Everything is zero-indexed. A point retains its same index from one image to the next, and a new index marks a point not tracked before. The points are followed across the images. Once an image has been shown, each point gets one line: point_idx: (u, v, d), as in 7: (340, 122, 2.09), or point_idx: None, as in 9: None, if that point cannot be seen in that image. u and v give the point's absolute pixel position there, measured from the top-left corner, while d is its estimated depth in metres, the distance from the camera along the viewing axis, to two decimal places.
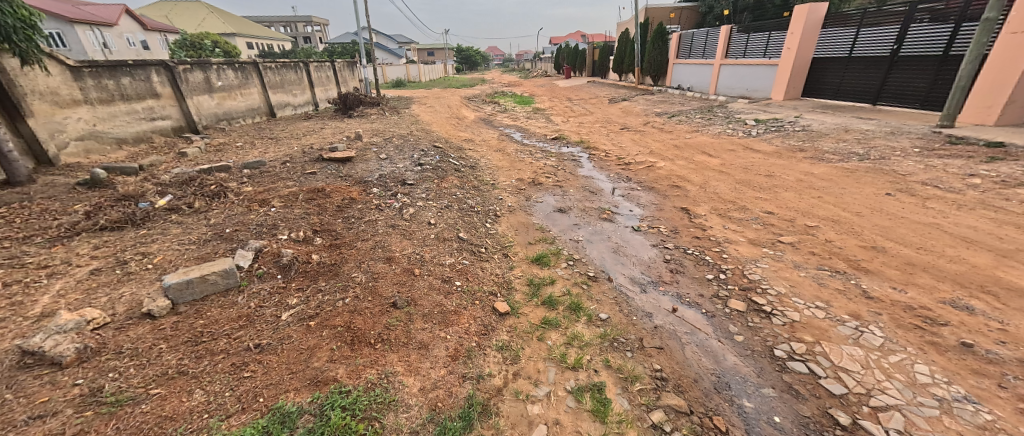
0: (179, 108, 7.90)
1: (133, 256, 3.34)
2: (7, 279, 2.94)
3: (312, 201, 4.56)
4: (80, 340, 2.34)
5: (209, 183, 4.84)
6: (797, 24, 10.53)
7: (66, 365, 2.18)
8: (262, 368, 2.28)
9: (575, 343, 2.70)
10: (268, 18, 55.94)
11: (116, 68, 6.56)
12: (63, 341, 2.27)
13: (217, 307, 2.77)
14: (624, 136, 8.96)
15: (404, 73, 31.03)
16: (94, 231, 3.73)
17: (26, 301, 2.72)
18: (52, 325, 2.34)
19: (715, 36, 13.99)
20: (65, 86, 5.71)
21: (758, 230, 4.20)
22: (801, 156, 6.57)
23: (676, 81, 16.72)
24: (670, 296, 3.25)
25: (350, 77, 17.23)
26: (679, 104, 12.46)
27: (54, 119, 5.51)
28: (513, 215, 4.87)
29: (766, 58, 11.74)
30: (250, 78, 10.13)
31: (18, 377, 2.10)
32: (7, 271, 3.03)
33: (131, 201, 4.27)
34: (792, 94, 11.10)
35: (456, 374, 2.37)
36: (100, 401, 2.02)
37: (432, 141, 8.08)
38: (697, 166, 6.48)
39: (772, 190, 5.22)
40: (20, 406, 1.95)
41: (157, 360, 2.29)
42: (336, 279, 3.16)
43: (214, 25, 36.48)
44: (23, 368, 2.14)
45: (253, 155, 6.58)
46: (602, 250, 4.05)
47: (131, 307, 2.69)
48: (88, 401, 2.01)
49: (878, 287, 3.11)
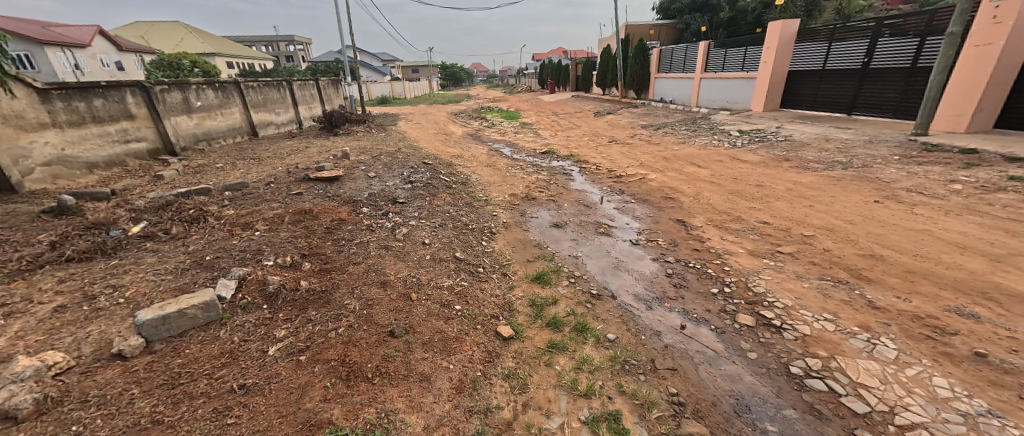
0: (155, 130, 7.61)
1: (103, 290, 3.10)
2: None
3: (300, 223, 4.37)
4: (39, 389, 2.12)
5: (187, 207, 4.60)
6: (771, 40, 10.88)
7: (22, 419, 1.97)
8: (248, 413, 2.09)
9: (585, 367, 2.58)
10: (249, 38, 55.62)
11: (87, 89, 6.31)
12: (20, 391, 2.05)
13: (197, 343, 2.57)
14: (613, 149, 8.99)
15: (389, 90, 30.86)
16: (60, 263, 3.48)
17: None
18: (6, 373, 2.10)
19: (694, 51, 14.40)
20: (32, 109, 5.45)
21: (756, 240, 4.17)
22: (787, 165, 6.67)
23: (659, 94, 17.04)
24: (676, 313, 3.16)
25: (335, 94, 17.08)
26: (662, 117, 12.71)
27: (18, 143, 5.22)
28: (508, 232, 4.76)
29: (743, 71, 12.06)
30: (231, 97, 9.88)
31: None
32: None
33: (101, 230, 4.02)
34: (771, 106, 11.36)
35: (462, 409, 2.22)
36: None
37: (422, 157, 7.96)
38: (688, 177, 6.50)
39: (764, 199, 5.25)
40: None
41: (127, 408, 2.08)
42: (328, 308, 2.98)
43: (192, 45, 35.94)
44: None
45: (235, 176, 6.35)
46: (602, 266, 3.96)
47: (100, 347, 2.47)
48: None
49: (882, 297, 3.08)
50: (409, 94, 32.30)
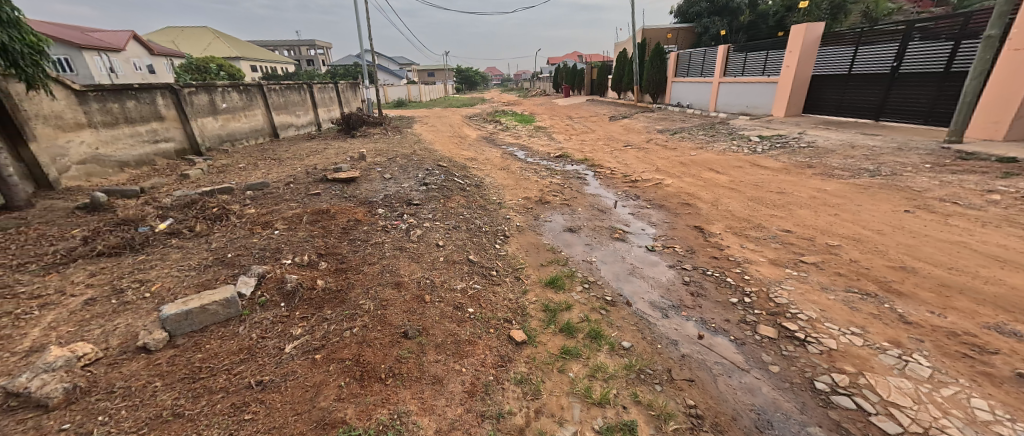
0: (183, 131, 7.87)
1: (131, 284, 3.21)
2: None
3: (317, 223, 4.44)
4: (69, 378, 2.20)
5: (211, 206, 4.74)
6: (794, 44, 10.59)
7: (53, 407, 2.06)
8: (264, 409, 2.12)
9: (599, 375, 2.54)
10: (273, 43, 57.27)
11: (121, 92, 6.58)
12: (51, 380, 2.13)
13: (217, 339, 2.62)
14: (628, 154, 8.88)
15: (404, 93, 31.21)
16: (91, 257, 3.63)
17: (15, 335, 2.61)
18: (39, 363, 2.18)
19: (713, 55, 14.15)
20: (70, 110, 5.72)
21: (778, 249, 4.05)
22: (810, 172, 6.47)
23: (676, 98, 16.81)
24: (694, 322, 3.08)
25: (353, 97, 17.41)
26: (679, 121, 12.52)
27: (56, 142, 5.49)
28: (521, 235, 4.73)
29: (765, 76, 11.77)
30: (255, 99, 10.17)
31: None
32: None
33: (131, 226, 4.17)
34: (793, 111, 11.04)
35: (474, 413, 2.21)
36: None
37: (436, 160, 8.02)
38: (705, 183, 6.38)
39: (786, 207, 5.11)
40: None
41: (151, 400, 2.14)
42: (343, 307, 3.01)
43: (219, 49, 37.22)
44: (6, 412, 2.01)
45: (256, 176, 6.51)
46: (616, 272, 3.89)
47: (126, 340, 2.56)
48: None
49: (914, 311, 2.94)
50: (424, 98, 32.68)
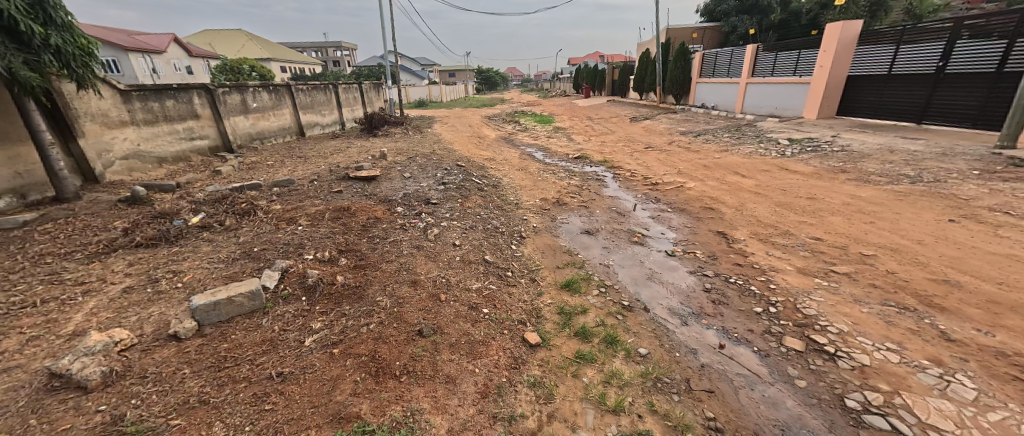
0: (216, 129, 8.20)
1: (165, 274, 3.36)
2: (45, 297, 3.04)
3: (338, 220, 4.53)
4: (106, 362, 2.33)
5: (240, 201, 4.91)
6: (830, 42, 10.10)
7: (91, 389, 2.17)
8: (283, 400, 2.17)
9: (614, 381, 2.48)
10: (303, 45, 59.17)
11: (161, 91, 6.92)
12: (91, 363, 2.26)
13: (242, 329, 2.71)
14: (649, 156, 8.70)
15: (426, 93, 31.65)
16: (130, 248, 3.83)
17: (61, 319, 2.79)
18: (81, 347, 2.32)
19: (741, 55, 13.70)
20: (115, 108, 6.06)
21: (807, 258, 3.86)
22: (843, 177, 6.17)
23: (701, 99, 16.38)
24: (715, 331, 2.97)
25: (376, 97, 17.76)
26: (704, 123, 12.18)
27: (102, 139, 5.84)
28: (538, 237, 4.69)
29: (796, 76, 11.30)
30: (283, 99, 10.50)
31: (44, 400, 2.10)
32: (47, 288, 3.15)
33: (167, 219, 4.37)
34: (827, 113, 10.55)
35: (487, 415, 2.19)
36: (120, 430, 1.97)
37: (455, 159, 8.07)
38: (730, 187, 6.17)
39: (817, 213, 4.88)
40: (43, 433, 1.94)
41: (179, 387, 2.23)
42: (361, 303, 3.05)
43: (253, 51, 38.68)
44: (51, 392, 2.15)
45: (282, 173, 6.72)
46: (634, 276, 3.80)
47: (159, 328, 2.68)
48: (108, 430, 1.97)
49: (958, 329, 2.74)
50: (445, 98, 33.03)
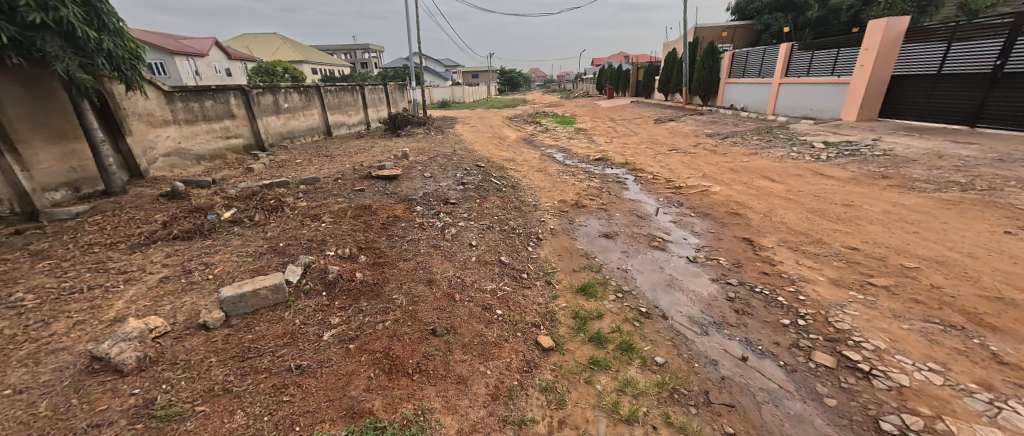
0: (250, 128, 8.56)
1: (198, 266, 3.51)
2: (91, 284, 3.24)
3: (360, 218, 4.62)
4: (141, 348, 2.45)
5: (269, 198, 5.09)
6: (872, 40, 9.54)
7: (127, 373, 2.28)
8: (301, 393, 2.22)
9: (628, 390, 2.40)
10: (334, 48, 61.17)
11: (201, 92, 7.28)
12: (128, 348, 2.38)
13: (265, 321, 2.79)
14: (672, 158, 8.48)
15: (450, 94, 32.07)
16: (168, 240, 4.03)
17: (104, 305, 2.96)
18: (120, 332, 2.45)
19: (774, 54, 13.15)
20: (159, 108, 6.41)
21: (841, 268, 3.64)
22: (884, 183, 5.80)
23: (729, 101, 15.84)
24: (737, 342, 2.84)
25: (401, 98, 18.12)
26: (733, 125, 11.75)
27: (147, 137, 6.19)
28: (555, 239, 4.63)
29: (834, 76, 10.73)
30: (313, 100, 10.85)
31: (86, 381, 2.23)
32: (93, 276, 3.36)
33: (201, 213, 4.57)
34: (867, 115, 9.97)
35: (497, 417, 2.17)
36: (151, 413, 2.05)
37: (475, 160, 8.11)
38: (758, 192, 5.92)
39: (853, 221, 4.60)
40: (82, 413, 2.05)
41: (206, 374, 2.31)
42: (378, 300, 3.09)
43: (287, 54, 40.26)
44: (92, 373, 2.27)
45: (310, 172, 6.94)
46: (653, 282, 3.68)
47: (190, 317, 2.80)
48: (141, 413, 2.06)
49: (1012, 351, 2.50)
50: (468, 99, 33.36)
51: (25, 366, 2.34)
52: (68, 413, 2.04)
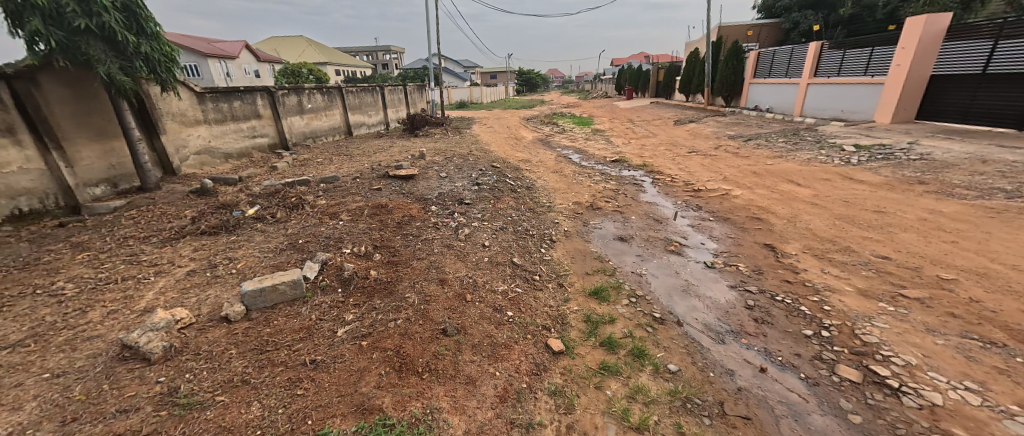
0: (275, 128, 8.83)
1: (222, 260, 3.63)
2: (125, 275, 3.39)
3: (376, 216, 4.69)
4: (167, 338, 2.54)
5: (291, 195, 5.22)
6: (909, 37, 9.08)
7: (154, 362, 2.37)
8: (314, 387, 2.25)
9: (639, 397, 2.34)
10: (357, 50, 62.57)
11: (230, 93, 7.55)
12: (155, 338, 2.48)
13: (283, 316, 2.85)
14: (692, 160, 8.28)
15: (468, 95, 32.31)
16: (196, 235, 4.18)
17: (135, 296, 3.09)
18: (148, 322, 2.56)
19: (803, 53, 12.67)
20: (191, 109, 6.68)
21: (870, 278, 3.46)
22: (920, 189, 5.50)
23: (754, 101, 15.37)
24: (756, 352, 2.73)
25: (420, 99, 18.35)
26: (757, 127, 11.38)
27: (180, 135, 6.46)
28: (568, 241, 4.57)
29: (867, 76, 10.25)
30: (335, 100, 11.10)
31: (116, 368, 2.33)
32: (127, 267, 3.51)
33: (227, 209, 4.73)
34: (903, 117, 9.48)
35: (504, 420, 2.15)
36: (174, 401, 2.12)
37: (491, 160, 8.12)
38: (783, 196, 5.70)
39: (885, 229, 4.37)
40: (112, 398, 2.14)
41: (226, 365, 2.38)
42: (391, 298, 3.12)
43: (312, 55, 41.39)
44: (122, 361, 2.37)
45: (330, 170, 7.11)
46: (668, 287, 3.59)
47: (214, 310, 2.89)
48: (165, 400, 2.13)
49: None
50: (486, 99, 33.53)
51: (63, 351, 2.47)
52: (99, 398, 2.13)
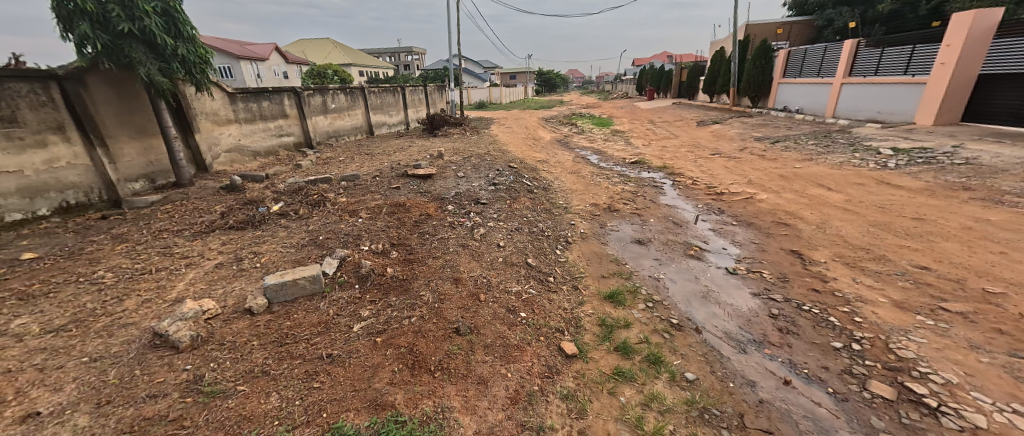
0: (300, 127, 9.08)
1: (247, 254, 3.75)
2: (158, 266, 3.54)
3: (394, 215, 4.74)
4: (195, 328, 2.63)
5: (313, 193, 5.34)
6: (954, 34, 8.57)
7: (182, 350, 2.46)
8: (330, 381, 2.28)
9: (654, 405, 2.26)
10: (382, 52, 63.86)
11: (259, 94, 7.82)
12: (184, 327, 2.57)
13: (302, 310, 2.91)
14: (715, 163, 8.04)
15: (487, 95, 32.46)
16: (224, 229, 4.33)
17: (167, 286, 3.22)
18: (177, 312, 2.66)
19: (836, 52, 12.13)
20: (223, 108, 6.95)
21: (907, 290, 3.25)
22: (965, 196, 5.16)
23: (783, 102, 14.82)
24: (781, 364, 2.60)
25: (440, 99, 18.55)
26: (786, 128, 10.96)
27: (212, 134, 6.73)
28: (585, 243, 4.50)
29: (907, 75, 9.72)
30: (357, 101, 11.34)
31: (148, 355, 2.42)
32: (161, 259, 3.67)
33: (254, 206, 4.89)
34: (948, 119, 8.94)
35: (515, 422, 2.12)
36: (199, 389, 2.19)
37: (508, 160, 8.12)
38: (812, 201, 5.46)
39: (925, 237, 4.12)
40: (142, 383, 2.22)
41: (248, 356, 2.44)
42: (406, 296, 3.14)
43: (338, 57, 42.48)
44: (153, 348, 2.47)
45: (351, 169, 7.25)
46: (687, 293, 3.47)
47: (239, 302, 2.98)
48: (190, 388, 2.20)
49: None
50: (506, 100, 33.61)
51: (100, 337, 2.59)
52: (131, 383, 2.22)
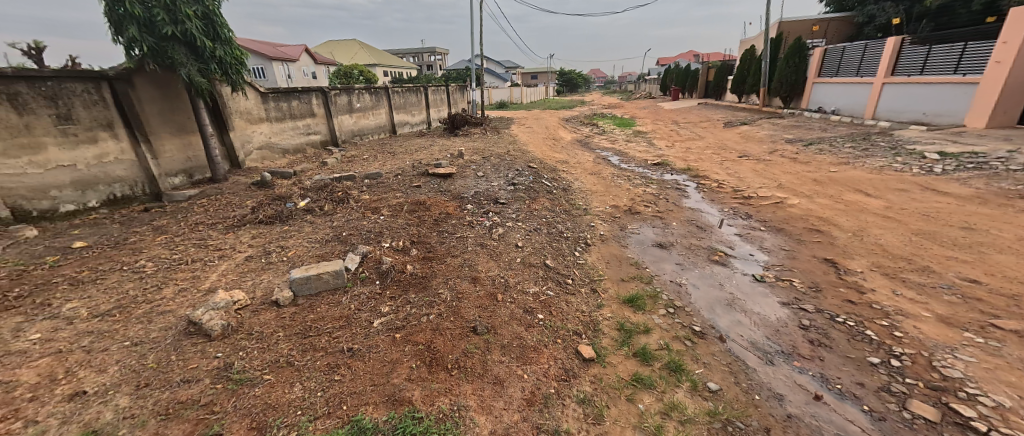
0: (327, 125, 9.33)
1: (275, 248, 3.87)
2: (194, 257, 3.70)
3: (414, 213, 4.80)
4: (226, 317, 2.73)
5: (337, 190, 5.47)
6: (1013, 31, 7.95)
7: (214, 338, 2.55)
8: (350, 374, 2.32)
9: (674, 414, 2.19)
10: (407, 53, 65.04)
11: (290, 93, 8.08)
12: (216, 316, 2.67)
13: (325, 304, 2.98)
14: (742, 165, 7.76)
15: (508, 95, 32.52)
16: (254, 223, 4.49)
17: (201, 276, 3.36)
18: (210, 302, 2.77)
19: (877, 50, 11.51)
20: (256, 107, 7.22)
21: (954, 304, 3.03)
22: (1021, 204, 4.78)
23: (818, 103, 14.18)
24: (812, 377, 2.47)
25: (462, 99, 18.69)
26: (821, 130, 10.48)
27: (246, 131, 7.00)
28: (604, 246, 4.43)
29: (957, 75, 9.11)
30: (382, 100, 11.56)
31: (183, 341, 2.53)
32: (196, 250, 3.84)
33: (282, 201, 5.05)
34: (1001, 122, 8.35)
35: (530, 424, 2.09)
36: (228, 376, 2.26)
37: (528, 160, 8.09)
38: (848, 207, 5.18)
39: (974, 249, 3.83)
40: (177, 368, 2.32)
41: (273, 347, 2.51)
42: (424, 293, 3.16)
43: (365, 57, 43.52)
44: (188, 335, 2.58)
45: (375, 167, 7.40)
46: (711, 300, 3.35)
47: (266, 294, 3.07)
48: (220, 374, 2.28)
49: None
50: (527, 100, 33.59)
51: (141, 322, 2.73)
52: (168, 367, 2.32)
